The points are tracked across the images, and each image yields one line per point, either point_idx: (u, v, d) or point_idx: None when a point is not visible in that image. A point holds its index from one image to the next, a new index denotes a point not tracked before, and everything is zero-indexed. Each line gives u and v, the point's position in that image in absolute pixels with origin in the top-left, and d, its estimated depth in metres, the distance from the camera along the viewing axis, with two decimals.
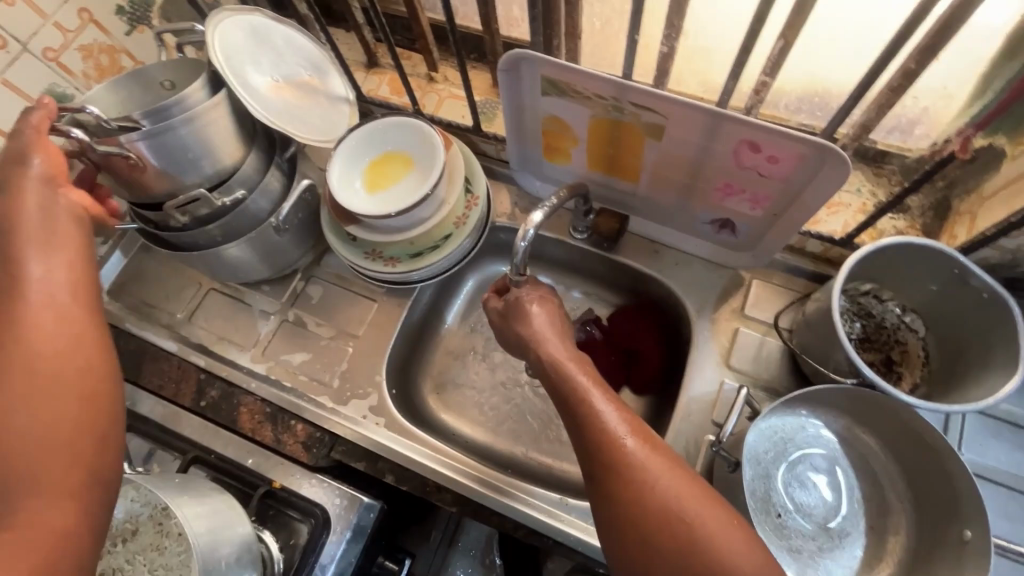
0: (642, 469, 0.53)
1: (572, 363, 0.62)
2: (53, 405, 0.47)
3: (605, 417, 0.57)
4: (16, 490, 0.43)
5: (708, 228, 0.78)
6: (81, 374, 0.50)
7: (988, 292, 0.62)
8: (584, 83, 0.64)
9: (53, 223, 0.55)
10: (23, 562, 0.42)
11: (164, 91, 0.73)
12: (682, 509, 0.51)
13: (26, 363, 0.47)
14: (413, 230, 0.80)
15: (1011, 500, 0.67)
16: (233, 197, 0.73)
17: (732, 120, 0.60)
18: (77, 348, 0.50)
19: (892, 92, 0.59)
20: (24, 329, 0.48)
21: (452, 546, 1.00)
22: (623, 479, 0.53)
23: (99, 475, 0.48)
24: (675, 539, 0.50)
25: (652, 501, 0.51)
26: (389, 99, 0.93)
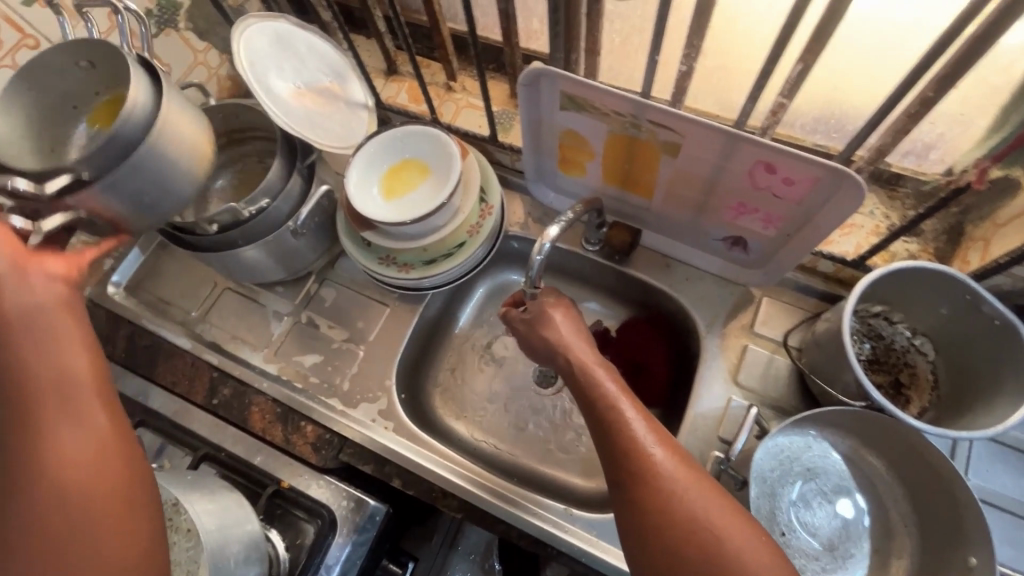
0: (670, 479, 0.54)
1: (600, 370, 0.63)
2: (84, 524, 0.44)
3: (633, 424, 0.58)
4: None
5: (720, 244, 0.79)
6: (115, 467, 0.47)
7: (1000, 320, 0.62)
8: (602, 99, 0.65)
9: (42, 306, 0.49)
10: None
11: (84, 72, 0.59)
12: (709, 520, 0.52)
13: (45, 481, 0.44)
14: (427, 238, 0.81)
15: (1018, 528, 0.67)
16: (257, 206, 0.75)
17: (749, 142, 0.60)
18: (101, 452, 0.47)
19: (909, 118, 0.60)
20: (41, 443, 0.45)
21: (452, 548, 1.00)
22: (651, 487, 0.54)
23: None
24: (700, 549, 0.51)
25: (679, 511, 0.52)
26: (407, 107, 0.94)
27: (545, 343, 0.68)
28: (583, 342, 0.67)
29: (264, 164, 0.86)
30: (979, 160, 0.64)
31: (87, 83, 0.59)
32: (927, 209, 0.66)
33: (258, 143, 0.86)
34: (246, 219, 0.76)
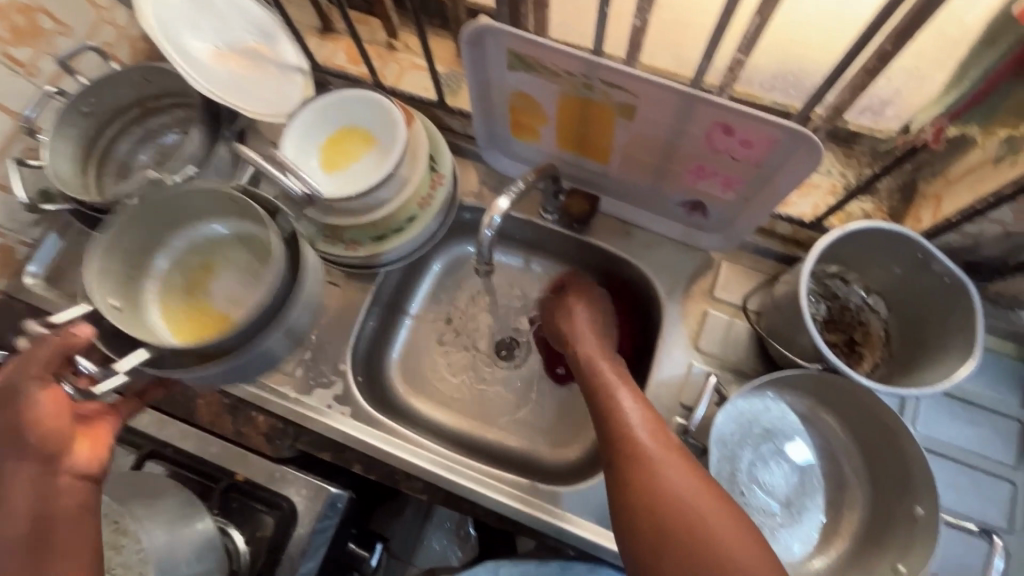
0: (660, 463, 0.56)
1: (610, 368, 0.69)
2: None
3: (628, 411, 0.62)
4: None
5: (680, 209, 0.77)
6: None
7: (949, 277, 0.63)
8: (551, 58, 0.61)
9: (58, 504, 0.53)
10: None
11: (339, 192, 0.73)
12: (694, 503, 0.52)
13: None
14: (374, 213, 0.75)
15: (959, 473, 0.70)
16: (183, 173, 0.72)
17: (706, 102, 0.57)
18: None
19: (867, 73, 0.57)
20: None
21: (428, 518, 0.99)
22: (639, 469, 0.56)
23: None
24: (681, 528, 0.51)
25: (664, 493, 0.54)
26: (345, 69, 0.86)
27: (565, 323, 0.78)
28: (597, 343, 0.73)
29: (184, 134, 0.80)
30: (936, 118, 0.63)
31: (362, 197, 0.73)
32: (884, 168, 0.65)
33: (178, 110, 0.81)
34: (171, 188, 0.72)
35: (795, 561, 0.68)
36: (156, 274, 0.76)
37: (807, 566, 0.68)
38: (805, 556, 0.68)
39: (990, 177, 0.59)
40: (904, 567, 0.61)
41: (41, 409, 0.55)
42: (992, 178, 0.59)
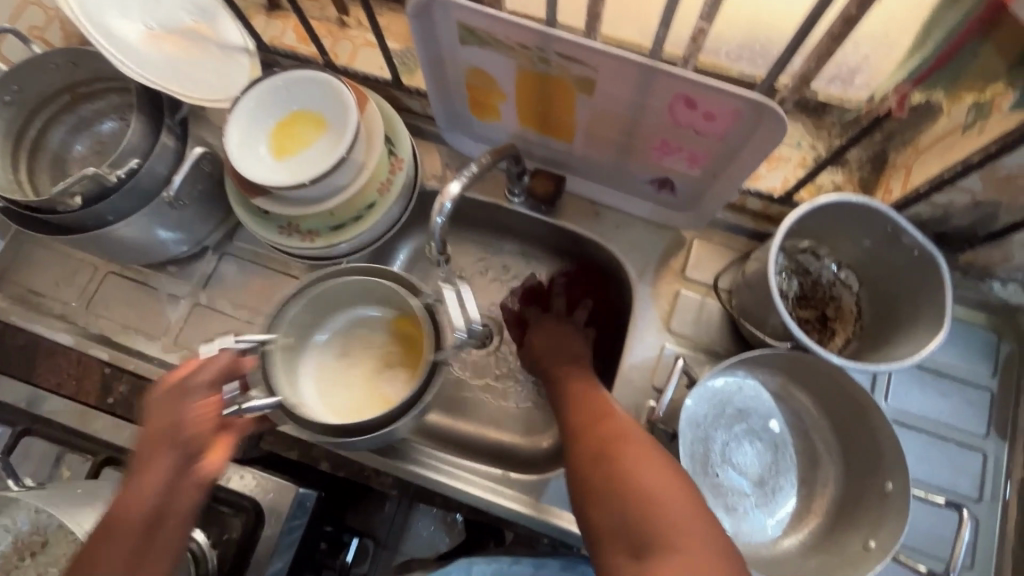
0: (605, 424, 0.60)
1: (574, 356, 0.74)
2: None
3: (573, 393, 0.68)
4: None
5: (649, 187, 0.75)
6: None
7: (918, 250, 0.62)
8: (502, 30, 0.57)
9: (170, 509, 0.52)
10: None
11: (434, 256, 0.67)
12: (615, 446, 0.57)
13: None
14: (331, 201, 0.71)
15: (931, 445, 0.70)
16: (126, 168, 0.65)
17: (665, 74, 0.54)
18: None
19: (833, 41, 0.54)
20: None
21: (412, 507, 0.98)
22: (586, 432, 0.61)
23: None
24: (612, 468, 0.55)
25: (592, 446, 0.59)
26: (295, 49, 0.82)
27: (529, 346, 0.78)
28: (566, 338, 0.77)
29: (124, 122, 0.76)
30: (900, 85, 0.60)
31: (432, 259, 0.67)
32: (851, 138, 0.63)
33: (114, 96, 0.76)
34: (115, 186, 0.65)
35: (768, 541, 0.67)
36: (315, 347, 0.79)
37: (780, 545, 0.67)
38: (777, 535, 0.68)
39: (958, 145, 0.58)
40: (875, 544, 0.60)
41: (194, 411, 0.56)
42: (960, 147, 0.57)
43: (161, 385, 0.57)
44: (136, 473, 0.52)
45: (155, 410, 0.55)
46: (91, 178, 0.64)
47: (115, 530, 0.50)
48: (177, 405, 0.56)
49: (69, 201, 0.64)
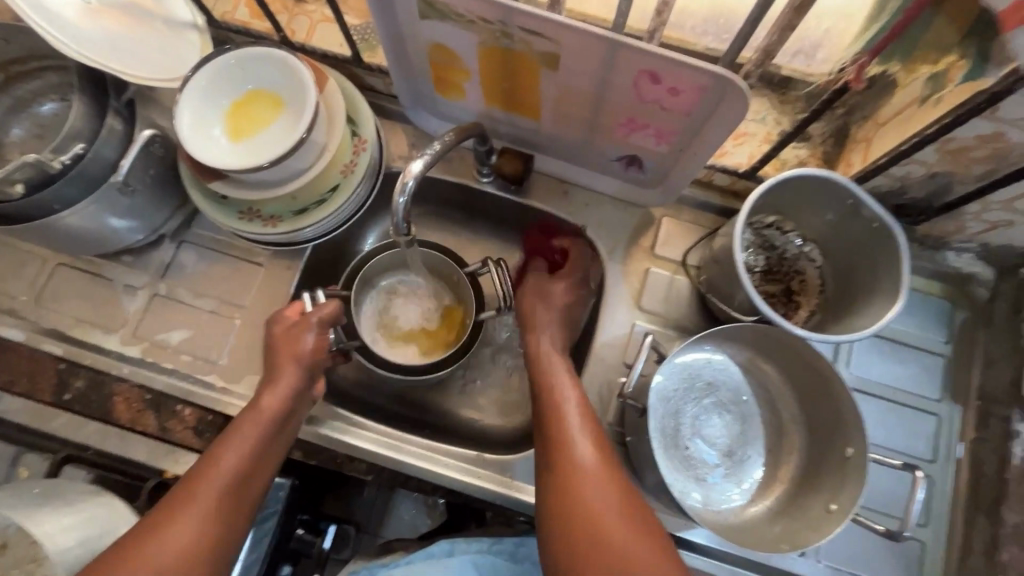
0: (596, 493, 0.58)
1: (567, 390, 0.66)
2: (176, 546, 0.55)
3: (564, 398, 0.65)
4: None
5: (617, 165, 0.74)
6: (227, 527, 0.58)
7: (878, 223, 0.63)
8: (461, 3, 0.55)
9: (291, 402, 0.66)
10: None
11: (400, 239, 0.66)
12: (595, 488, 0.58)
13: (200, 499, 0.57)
14: (291, 184, 0.69)
15: (889, 411, 0.73)
16: (71, 154, 0.61)
17: (629, 48, 0.54)
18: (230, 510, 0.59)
19: (794, 12, 0.54)
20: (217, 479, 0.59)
21: (394, 491, 0.98)
22: (563, 458, 0.61)
23: None
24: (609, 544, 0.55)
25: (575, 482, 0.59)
26: (248, 24, 0.78)
27: (533, 323, 0.74)
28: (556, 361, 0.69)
29: (65, 102, 0.74)
30: (858, 56, 0.60)
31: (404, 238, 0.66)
32: (811, 114, 0.64)
33: (52, 74, 0.73)
34: (60, 173, 0.62)
35: (735, 509, 0.70)
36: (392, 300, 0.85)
37: (748, 512, 0.70)
38: (745, 502, 0.70)
39: (914, 118, 0.58)
40: (835, 507, 0.62)
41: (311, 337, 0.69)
42: (915, 120, 0.58)
43: (280, 319, 0.70)
44: (274, 376, 0.67)
45: (280, 330, 0.69)
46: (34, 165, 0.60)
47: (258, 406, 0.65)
48: (298, 331, 0.69)
49: (8, 189, 0.60)
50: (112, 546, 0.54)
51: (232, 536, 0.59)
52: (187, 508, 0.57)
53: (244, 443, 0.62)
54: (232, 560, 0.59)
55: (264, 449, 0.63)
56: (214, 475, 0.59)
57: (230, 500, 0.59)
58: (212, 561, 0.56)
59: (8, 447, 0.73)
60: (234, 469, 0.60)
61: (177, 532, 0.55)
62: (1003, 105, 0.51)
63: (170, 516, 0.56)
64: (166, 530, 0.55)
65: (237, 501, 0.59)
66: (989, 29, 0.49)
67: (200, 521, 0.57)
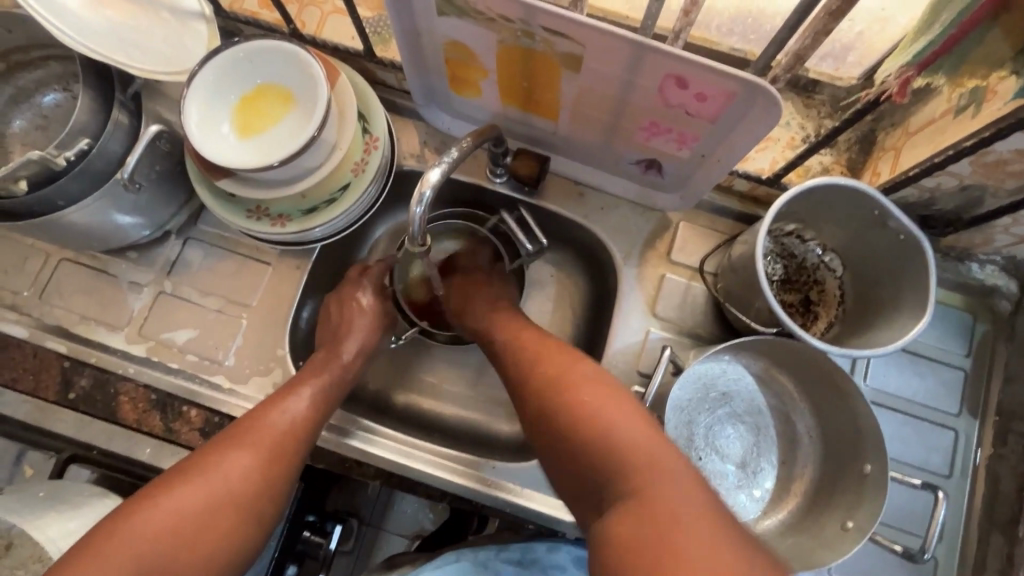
0: (611, 415, 0.52)
1: (526, 334, 0.66)
2: (235, 468, 0.57)
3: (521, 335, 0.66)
4: (185, 500, 0.54)
5: (634, 168, 0.72)
6: (287, 457, 0.60)
7: (904, 235, 0.61)
8: (483, 2, 0.53)
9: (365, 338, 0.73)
10: (172, 527, 0.52)
11: (415, 247, 0.60)
12: (595, 404, 0.53)
13: (265, 428, 0.60)
14: (301, 183, 0.67)
15: (906, 424, 0.72)
16: (76, 149, 0.60)
17: (657, 52, 0.51)
18: (290, 443, 0.61)
19: (830, 16, 0.51)
20: (276, 414, 0.62)
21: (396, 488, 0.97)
22: (545, 367, 0.59)
23: (218, 529, 0.54)
24: (596, 435, 0.51)
25: (572, 387, 0.55)
26: (257, 15, 0.76)
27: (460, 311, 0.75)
28: (496, 313, 0.72)
29: (69, 93, 0.71)
30: (903, 70, 0.56)
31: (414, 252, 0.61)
32: (842, 123, 0.61)
33: (56, 65, 0.71)
34: (65, 170, 0.60)
35: (748, 521, 0.69)
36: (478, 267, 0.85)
37: (760, 525, 0.69)
38: (757, 515, 0.70)
39: (947, 132, 0.56)
40: (852, 525, 0.61)
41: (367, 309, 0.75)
42: (949, 133, 0.56)
43: (337, 294, 0.76)
44: (342, 334, 0.72)
45: (339, 307, 0.75)
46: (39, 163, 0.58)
47: (320, 351, 0.71)
48: (349, 309, 0.74)
49: (12, 186, 0.58)
50: (174, 467, 0.57)
51: (282, 481, 0.60)
52: (243, 443, 0.58)
53: (303, 391, 0.65)
54: (280, 507, 0.60)
55: (322, 402, 0.65)
56: (273, 417, 0.61)
57: (284, 444, 0.60)
58: (259, 504, 0.57)
59: (11, 445, 0.72)
60: (291, 414, 0.62)
61: (233, 464, 0.57)
62: None
63: (223, 449, 0.58)
64: (223, 461, 0.57)
65: (291, 445, 0.61)
66: None
67: (257, 459, 0.58)
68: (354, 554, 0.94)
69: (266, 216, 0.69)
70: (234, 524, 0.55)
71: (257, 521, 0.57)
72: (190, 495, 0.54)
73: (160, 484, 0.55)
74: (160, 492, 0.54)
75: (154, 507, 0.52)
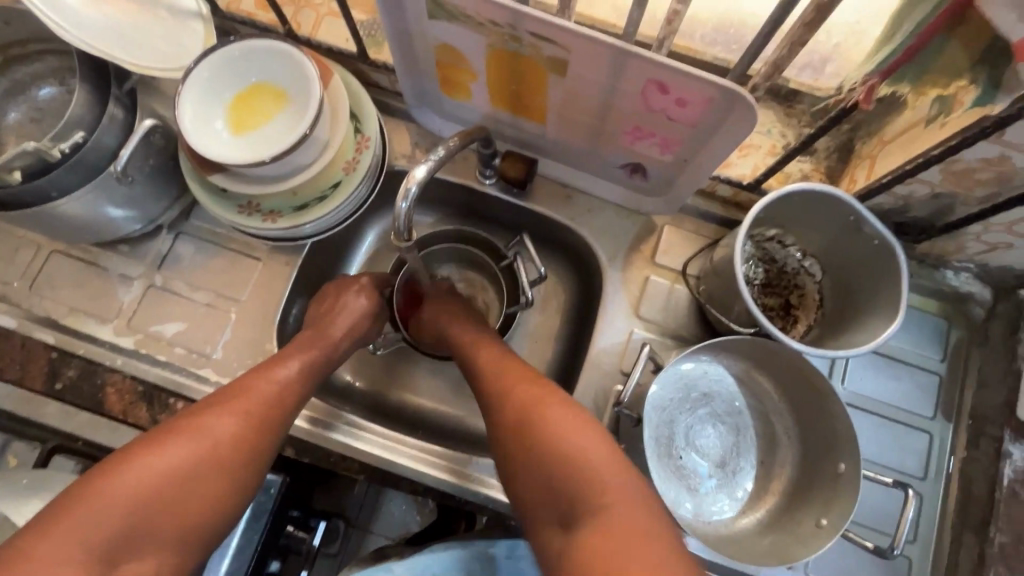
0: (576, 440, 0.54)
1: (492, 352, 0.68)
2: (215, 433, 0.57)
3: (490, 351, 0.68)
4: (162, 459, 0.54)
5: (620, 172, 0.74)
6: (264, 429, 0.60)
7: (879, 240, 0.63)
8: (471, 6, 0.55)
9: (351, 324, 0.73)
10: (145, 485, 0.52)
11: (398, 241, 0.60)
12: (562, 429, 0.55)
13: (247, 398, 0.60)
14: (293, 179, 0.68)
15: (882, 427, 0.73)
16: (70, 142, 0.61)
17: (639, 58, 0.53)
18: (269, 415, 0.61)
19: (806, 27, 0.53)
20: (258, 386, 0.62)
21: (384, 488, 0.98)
22: (512, 389, 0.61)
23: (191, 494, 0.54)
24: (562, 466, 0.53)
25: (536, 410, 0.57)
26: (254, 15, 0.78)
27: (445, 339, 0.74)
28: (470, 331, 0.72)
29: (64, 87, 0.72)
30: (867, 77, 0.60)
31: (398, 248, 0.61)
32: (818, 131, 0.64)
33: (53, 59, 0.72)
34: (59, 162, 0.61)
35: (726, 520, 0.70)
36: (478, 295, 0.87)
37: (738, 524, 0.70)
38: (735, 514, 0.70)
39: (918, 141, 0.58)
40: (826, 522, 0.63)
41: (357, 306, 0.75)
42: (919, 142, 0.58)
43: (341, 287, 0.76)
44: (331, 321, 0.72)
45: (328, 300, 0.75)
46: (34, 154, 0.60)
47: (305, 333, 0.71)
48: (346, 305, 0.74)
49: (6, 176, 0.60)
50: (157, 428, 0.57)
51: (262, 451, 0.60)
52: (228, 407, 0.59)
53: (289, 365, 0.65)
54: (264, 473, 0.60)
55: (307, 378, 0.66)
56: (261, 385, 0.62)
57: (270, 412, 0.61)
58: (244, 467, 0.58)
59: None
60: (279, 383, 0.63)
61: (218, 427, 0.57)
62: (1011, 128, 0.50)
63: (205, 415, 0.58)
64: (207, 423, 0.57)
65: (271, 416, 0.61)
66: (1000, 57, 0.48)
67: (238, 426, 0.58)
68: (339, 558, 0.94)
69: (259, 212, 0.71)
70: (213, 487, 0.55)
71: (240, 484, 0.57)
72: (174, 455, 0.54)
73: (141, 443, 0.54)
74: (143, 450, 0.54)
75: (136, 465, 0.52)
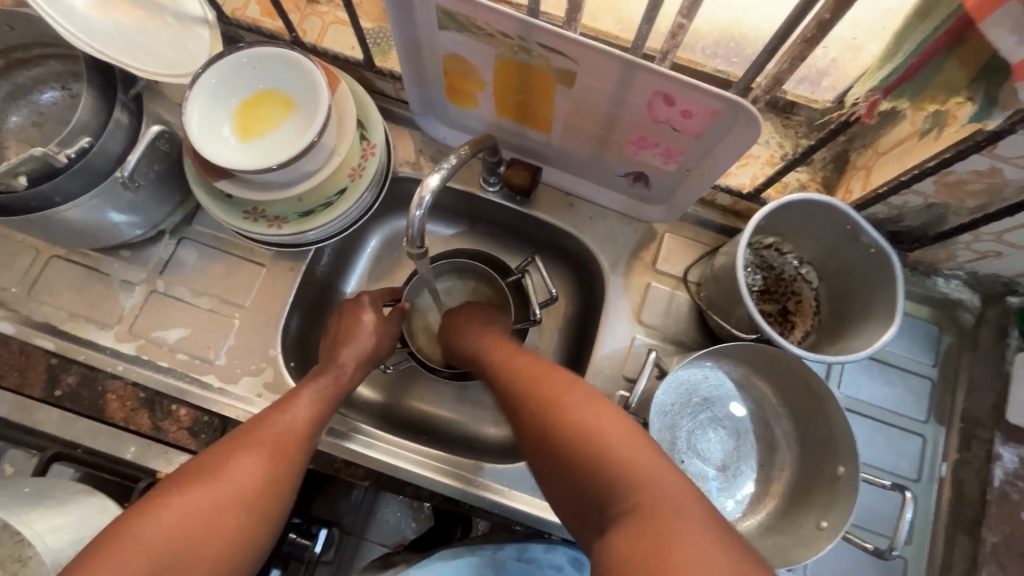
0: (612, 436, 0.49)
1: (513, 356, 0.66)
2: (235, 475, 0.56)
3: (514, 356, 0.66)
4: (184, 506, 0.53)
5: (623, 180, 0.75)
6: (283, 468, 0.59)
7: (875, 248, 0.65)
8: (483, 17, 0.56)
9: (370, 341, 0.72)
10: (166, 533, 0.51)
11: (409, 247, 0.60)
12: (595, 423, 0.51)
13: (265, 436, 0.60)
14: (299, 186, 0.68)
15: (878, 430, 0.75)
16: (77, 147, 0.60)
17: (646, 70, 0.55)
18: (287, 453, 0.60)
19: (806, 43, 0.55)
20: (275, 423, 0.61)
21: (379, 492, 0.97)
22: (538, 390, 0.58)
23: (212, 540, 0.53)
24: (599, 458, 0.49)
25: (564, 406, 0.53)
26: (259, 22, 0.78)
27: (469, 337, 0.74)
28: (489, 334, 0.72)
29: (67, 92, 0.72)
30: (870, 93, 0.61)
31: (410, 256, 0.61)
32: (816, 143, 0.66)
33: (56, 63, 0.72)
34: (64, 167, 0.61)
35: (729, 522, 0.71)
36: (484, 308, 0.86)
37: (740, 527, 0.71)
38: (738, 516, 0.72)
39: (913, 153, 0.61)
40: (826, 524, 0.64)
41: (368, 326, 0.73)
42: (914, 154, 0.60)
43: (346, 308, 0.75)
44: (341, 344, 0.71)
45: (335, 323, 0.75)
46: (41, 161, 0.59)
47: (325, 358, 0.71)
48: (354, 324, 0.73)
49: (11, 182, 0.58)
50: (177, 472, 0.56)
51: (282, 488, 0.59)
52: (247, 447, 0.58)
53: (304, 397, 0.65)
54: (288, 509, 0.60)
55: (324, 411, 0.66)
56: (277, 420, 0.61)
57: (289, 446, 0.60)
58: (262, 508, 0.57)
59: None
60: (296, 418, 0.63)
61: (238, 467, 0.57)
62: (1002, 143, 0.52)
63: (226, 456, 0.57)
64: (226, 466, 0.57)
65: (290, 451, 0.60)
66: (995, 74, 0.50)
67: (258, 465, 0.58)
68: (336, 563, 0.93)
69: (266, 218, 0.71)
70: (234, 531, 0.54)
71: (267, 523, 0.57)
72: (194, 500, 0.54)
73: (165, 489, 0.54)
74: (164, 497, 0.53)
75: (157, 513, 0.52)
